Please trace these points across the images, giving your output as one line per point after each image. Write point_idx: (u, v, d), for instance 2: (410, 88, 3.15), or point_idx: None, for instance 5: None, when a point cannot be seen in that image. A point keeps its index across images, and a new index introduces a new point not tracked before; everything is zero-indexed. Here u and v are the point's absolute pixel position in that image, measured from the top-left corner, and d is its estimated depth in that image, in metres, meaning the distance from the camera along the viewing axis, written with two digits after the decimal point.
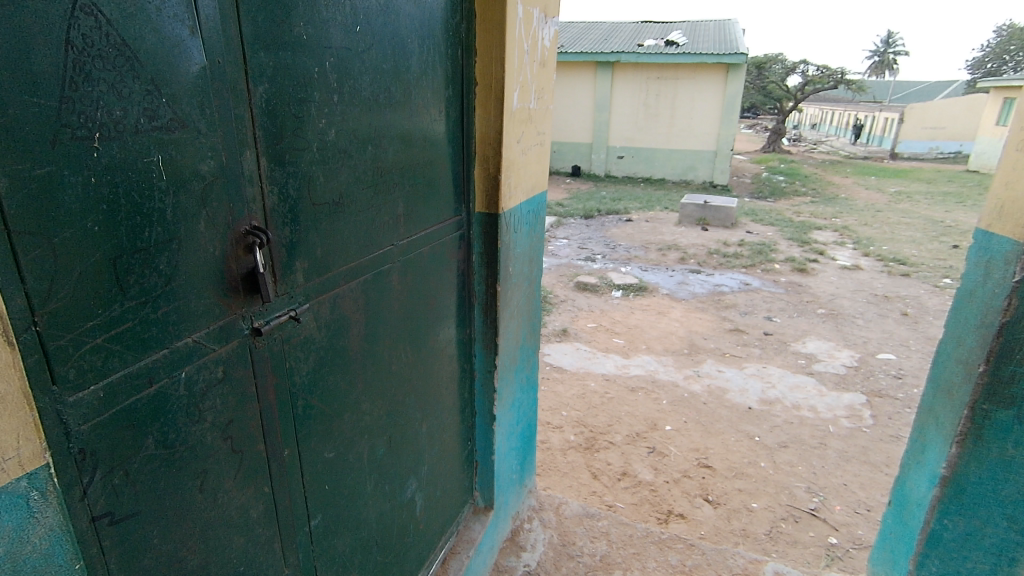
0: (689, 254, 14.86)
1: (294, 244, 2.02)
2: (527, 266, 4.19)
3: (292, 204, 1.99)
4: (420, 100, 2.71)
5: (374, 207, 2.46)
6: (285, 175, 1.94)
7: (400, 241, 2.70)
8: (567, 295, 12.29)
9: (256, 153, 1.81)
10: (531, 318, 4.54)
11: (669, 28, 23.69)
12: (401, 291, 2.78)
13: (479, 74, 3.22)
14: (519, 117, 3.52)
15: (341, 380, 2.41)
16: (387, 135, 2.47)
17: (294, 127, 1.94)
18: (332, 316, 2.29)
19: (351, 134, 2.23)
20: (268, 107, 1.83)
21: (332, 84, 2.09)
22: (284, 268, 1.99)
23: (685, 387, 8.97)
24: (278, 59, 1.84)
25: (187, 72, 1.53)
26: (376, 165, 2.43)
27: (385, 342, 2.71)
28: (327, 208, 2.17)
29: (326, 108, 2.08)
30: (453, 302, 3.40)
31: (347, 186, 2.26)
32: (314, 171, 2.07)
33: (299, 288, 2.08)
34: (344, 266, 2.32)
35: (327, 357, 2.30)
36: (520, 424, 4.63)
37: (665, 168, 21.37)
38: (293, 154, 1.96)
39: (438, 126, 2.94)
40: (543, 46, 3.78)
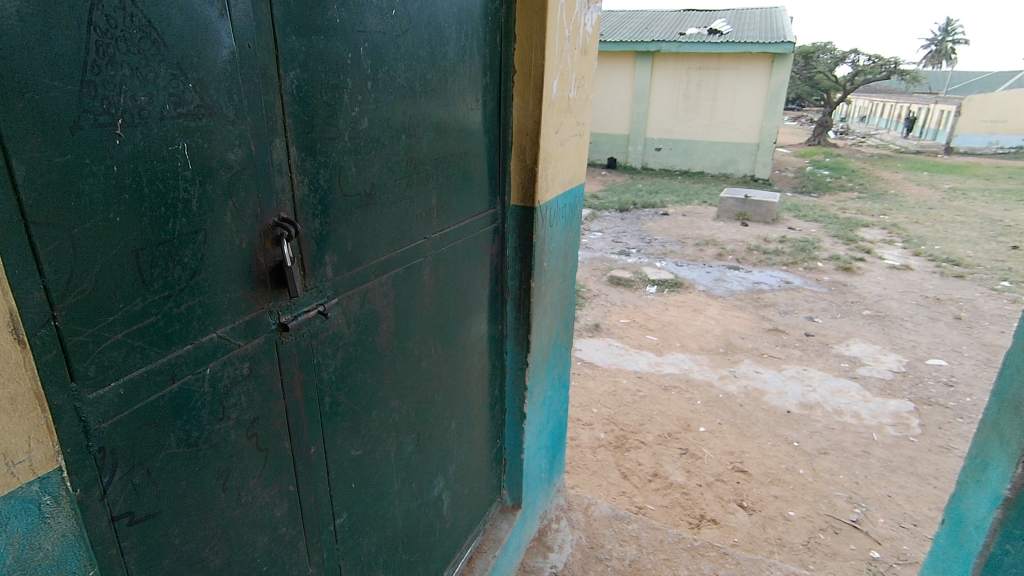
0: (727, 250, 14.43)
1: (324, 237, 1.96)
2: (562, 261, 4.06)
3: (323, 195, 1.92)
4: (456, 88, 2.61)
5: (407, 200, 2.38)
6: (316, 165, 1.87)
7: (433, 235, 2.62)
8: (601, 289, 12.10)
9: (287, 142, 1.74)
10: (565, 314, 4.41)
11: (713, 17, 22.97)
12: (433, 285, 2.71)
13: (518, 61, 3.10)
14: (559, 107, 3.39)
15: (370, 377, 2.35)
16: (422, 125, 2.38)
17: (326, 115, 1.87)
18: (361, 311, 2.23)
19: (384, 123, 2.15)
20: (300, 94, 1.76)
21: (367, 70, 2.01)
22: (314, 261, 1.93)
23: (721, 388, 8.70)
24: (311, 43, 1.76)
25: (216, 57, 1.46)
26: (410, 156, 2.34)
27: (416, 338, 2.64)
28: (359, 199, 2.09)
29: (360, 95, 1.99)
30: (486, 297, 3.32)
31: (380, 177, 2.18)
32: (347, 161, 2.00)
33: (329, 282, 2.02)
34: (374, 260, 2.25)
35: (356, 353, 2.24)
36: (551, 422, 4.53)
37: (704, 161, 20.79)
38: (325, 143, 1.89)
39: (475, 116, 2.84)
40: (585, 33, 3.63)
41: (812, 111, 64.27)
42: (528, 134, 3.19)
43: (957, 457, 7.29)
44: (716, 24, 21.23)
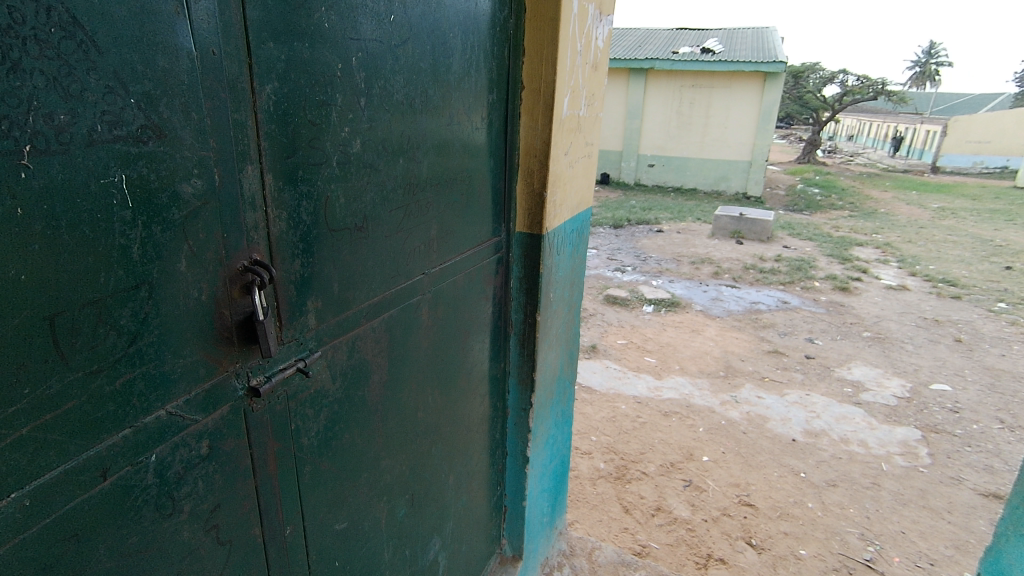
0: (723, 268, 14.20)
1: (306, 281, 1.65)
2: (568, 290, 3.77)
3: (305, 231, 1.61)
4: (461, 105, 2.32)
5: (404, 232, 2.08)
6: (297, 196, 1.56)
7: (432, 270, 2.32)
8: (597, 308, 11.79)
9: (261, 170, 1.44)
10: (570, 346, 4.11)
11: (705, 35, 23.03)
12: (430, 327, 2.40)
13: (527, 77, 2.83)
14: (568, 127, 3.11)
15: (358, 436, 2.04)
16: (423, 146, 2.09)
17: (311, 138, 1.57)
18: (349, 362, 1.92)
19: (379, 145, 1.85)
20: (280, 111, 1.46)
21: (361, 83, 1.71)
22: (292, 309, 1.62)
23: (723, 414, 8.39)
24: (294, 51, 1.46)
25: (170, 64, 1.16)
26: (410, 183, 2.05)
27: (411, 387, 2.33)
28: (349, 234, 1.79)
29: (352, 113, 1.69)
30: (487, 334, 3.02)
31: (374, 208, 1.88)
32: (336, 190, 1.69)
33: (310, 332, 1.70)
34: (366, 302, 1.94)
35: (341, 410, 1.92)
36: (554, 462, 4.20)
37: (697, 178, 20.67)
38: (310, 170, 1.58)
39: (480, 136, 2.56)
40: (597, 47, 3.37)
41: (800, 129, 65.05)
42: (538, 155, 2.90)
43: (969, 489, 7.00)
44: (709, 43, 21.27)
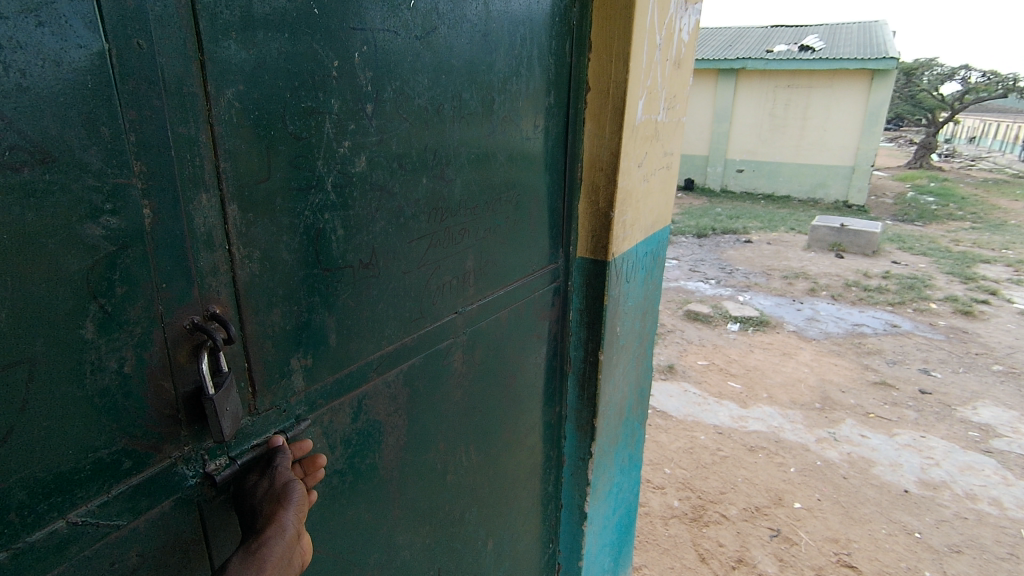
0: (822, 285, 11.87)
1: (288, 334, 1.31)
2: (639, 322, 3.27)
3: (288, 273, 1.27)
4: (509, 111, 1.92)
5: (429, 267, 1.71)
6: (275, 229, 1.22)
7: (468, 307, 1.94)
8: (674, 325, 9.88)
9: (223, 200, 1.10)
10: (641, 383, 3.57)
11: (805, 32, 21.04)
12: (465, 376, 2.01)
13: (593, 77, 2.38)
14: (643, 135, 2.63)
15: (365, 511, 1.68)
16: (457, 162, 1.70)
17: (296, 157, 1.22)
18: (355, 427, 1.56)
19: (395, 161, 1.48)
20: (251, 123, 1.12)
21: (367, 86, 1.35)
22: (271, 371, 1.28)
23: (817, 452, 6.70)
24: (264, 42, 1.12)
25: (58, 57, 0.83)
26: (437, 207, 1.67)
27: (438, 446, 1.95)
28: (351, 275, 1.43)
29: (354, 123, 1.33)
30: (540, 376, 2.59)
31: (387, 240, 1.52)
32: (333, 221, 1.34)
33: (296, 397, 1.36)
34: (376, 354, 1.58)
35: (342, 482, 1.57)
36: (618, 512, 3.70)
37: (790, 185, 17.84)
38: (292, 198, 1.24)
39: (537, 146, 2.14)
40: (680, 40, 2.85)
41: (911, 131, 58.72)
42: (606, 169, 2.45)
43: None
44: (807, 40, 19.27)
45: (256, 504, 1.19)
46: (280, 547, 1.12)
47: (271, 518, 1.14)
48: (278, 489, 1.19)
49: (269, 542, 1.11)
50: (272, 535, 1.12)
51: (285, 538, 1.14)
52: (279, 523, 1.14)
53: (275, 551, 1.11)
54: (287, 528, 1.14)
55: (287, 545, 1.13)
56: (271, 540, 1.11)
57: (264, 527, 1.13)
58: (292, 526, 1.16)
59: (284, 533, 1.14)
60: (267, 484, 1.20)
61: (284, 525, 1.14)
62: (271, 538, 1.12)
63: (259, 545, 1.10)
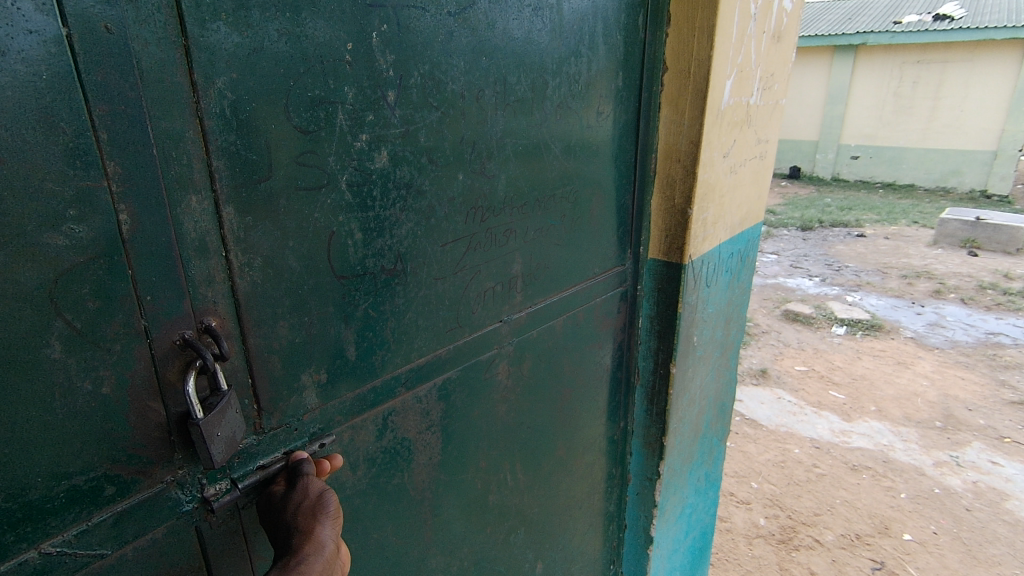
0: (949, 285, 9.66)
1: (298, 347, 1.17)
2: (721, 330, 2.77)
3: (297, 281, 1.13)
4: (566, 97, 1.68)
5: (466, 272, 1.52)
6: (280, 234, 1.09)
7: (515, 316, 1.72)
8: (771, 326, 8.25)
9: (216, 202, 0.99)
10: (721, 395, 3.08)
11: (942, 0, 18.34)
12: (511, 391, 1.78)
13: (672, 55, 2.04)
14: (731, 121, 2.23)
15: (392, 533, 1.50)
16: (501, 155, 1.50)
17: (305, 153, 1.08)
18: (380, 445, 1.40)
19: (423, 155, 1.31)
20: (250, 116, 0.99)
21: (388, 71, 1.19)
22: (279, 386, 1.16)
23: (935, 478, 5.03)
24: (260, 24, 0.98)
25: (5, 45, 0.74)
26: (477, 205, 1.48)
27: (479, 465, 1.74)
28: (372, 282, 1.28)
29: (373, 113, 1.18)
30: (603, 390, 2.32)
31: (415, 243, 1.35)
32: (350, 223, 1.19)
33: (310, 414, 1.23)
34: (403, 367, 1.42)
35: (367, 503, 1.41)
36: (692, 534, 3.38)
37: (915, 172, 15.56)
38: (300, 198, 1.10)
39: (603, 135, 1.89)
40: (782, 10, 2.46)
41: None
42: (683, 159, 2.10)
43: None
44: (943, 9, 16.81)
45: (287, 520, 1.08)
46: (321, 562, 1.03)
47: (308, 534, 1.05)
48: (314, 502, 1.09)
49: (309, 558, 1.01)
50: (310, 551, 1.02)
51: (326, 552, 1.05)
52: (317, 537, 1.05)
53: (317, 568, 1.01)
54: (327, 541, 1.05)
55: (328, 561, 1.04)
56: (309, 557, 1.02)
57: (301, 543, 1.04)
58: (332, 541, 1.07)
59: (324, 547, 1.05)
60: (299, 497, 1.10)
61: (323, 539, 1.05)
62: (310, 555, 1.02)
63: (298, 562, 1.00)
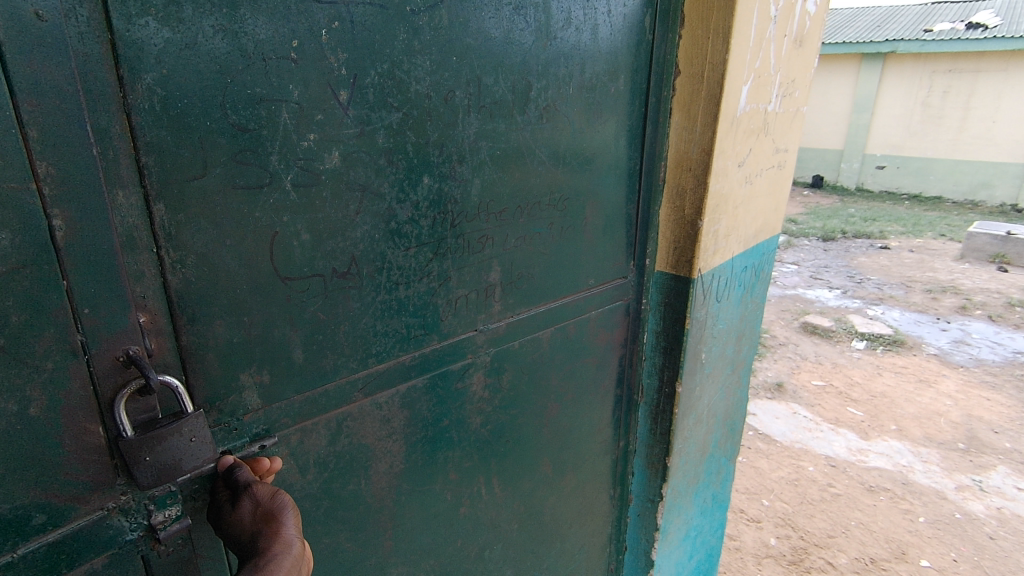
0: (976, 302, 9.25)
1: (236, 349, 1.03)
2: (732, 346, 2.61)
3: (231, 283, 1.00)
4: (558, 96, 1.45)
5: (433, 278, 1.30)
6: (216, 231, 0.97)
7: (493, 326, 1.46)
8: (788, 337, 7.93)
9: (148, 203, 0.89)
10: (731, 417, 2.95)
11: (977, 8, 17.80)
12: (489, 399, 1.52)
13: (686, 59, 1.84)
14: (746, 129, 2.08)
15: (348, 540, 1.28)
16: (475, 161, 1.30)
17: (240, 151, 0.93)
18: (334, 450, 1.20)
19: (382, 159, 1.13)
20: (183, 115, 0.89)
21: (342, 69, 1.04)
22: (215, 382, 1.02)
23: (956, 503, 4.68)
24: (193, 19, 0.87)
25: None
26: (446, 209, 1.27)
27: (449, 475, 1.48)
28: (320, 285, 1.10)
29: (322, 113, 0.98)
30: (602, 409, 2.04)
31: (372, 248, 1.16)
32: (294, 226, 1.01)
33: (251, 414, 1.08)
34: (361, 370, 1.22)
35: (316, 507, 1.21)
36: (696, 556, 3.24)
37: (944, 184, 15.08)
38: (235, 197, 0.96)
39: (604, 138, 1.64)
40: (805, 13, 2.33)
41: None
42: (694, 166, 1.89)
43: None
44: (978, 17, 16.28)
45: (245, 532, 0.97)
46: (291, 559, 0.92)
47: (271, 537, 0.93)
48: (270, 504, 0.98)
49: (276, 557, 0.90)
50: (277, 549, 0.92)
51: (295, 548, 0.93)
52: (281, 535, 0.93)
53: (286, 566, 0.90)
54: (293, 538, 0.94)
55: (298, 555, 0.93)
56: (278, 555, 0.91)
57: (263, 547, 0.92)
58: (298, 537, 0.96)
59: (291, 543, 0.93)
60: (250, 504, 0.98)
61: (288, 536, 0.94)
62: (278, 552, 0.91)
63: (263, 566, 0.89)
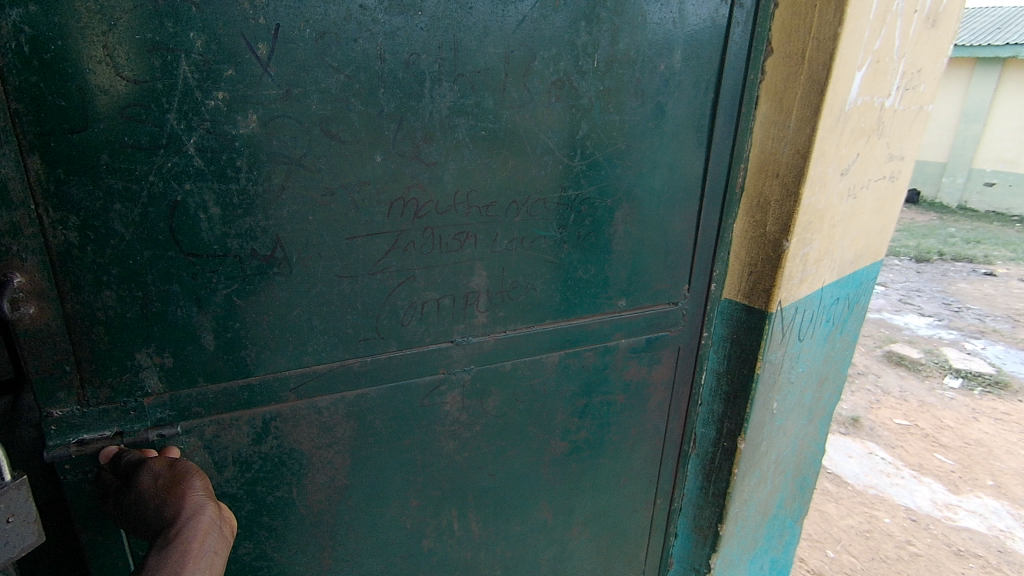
0: None
1: (133, 327, 0.81)
2: (813, 393, 2.15)
3: (126, 252, 0.77)
4: (575, 69, 0.97)
5: (390, 274, 0.95)
6: (101, 194, 0.73)
7: (477, 340, 1.09)
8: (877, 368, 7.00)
9: (17, 151, 0.68)
10: (805, 473, 2.47)
11: None
12: (468, 425, 1.16)
13: (781, 28, 1.17)
14: (858, 127, 1.54)
15: (274, 549, 1.06)
16: (450, 144, 0.91)
17: (130, 105, 0.71)
18: (259, 449, 0.98)
19: (304, 126, 0.80)
20: (59, 60, 0.67)
21: (260, 18, 0.74)
22: (105, 357, 0.81)
23: None
24: None
25: None
26: (407, 194, 0.91)
27: (414, 502, 1.17)
28: (236, 266, 0.84)
29: (233, 68, 0.74)
30: (652, 465, 1.49)
31: (303, 230, 0.86)
32: (201, 193, 0.78)
33: (154, 397, 0.86)
34: (295, 367, 0.95)
35: (237, 509, 1.00)
36: None
37: None
38: (126, 157, 0.73)
39: (670, 125, 1.12)
40: None
41: None
42: (789, 173, 1.23)
43: None
44: None
45: (142, 509, 0.81)
46: (209, 518, 0.80)
47: (179, 504, 0.80)
48: (172, 473, 0.83)
49: (189, 519, 0.78)
50: (188, 511, 0.79)
51: (209, 507, 0.81)
52: (191, 496, 0.81)
53: (201, 528, 0.78)
54: (205, 497, 0.82)
55: (215, 514, 0.81)
56: (190, 518, 0.78)
57: (169, 518, 0.79)
58: (209, 497, 0.83)
59: (204, 503, 0.81)
60: (148, 478, 0.82)
61: (199, 497, 0.82)
62: (188, 515, 0.79)
63: (177, 534, 0.76)
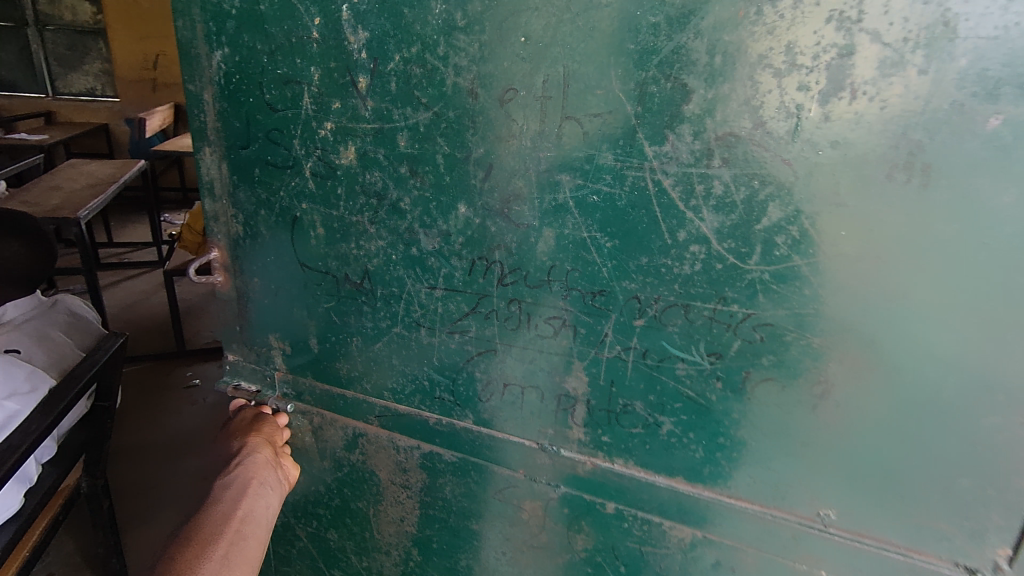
0: None
1: (269, 312, 0.96)
2: None
3: (266, 250, 0.91)
4: (766, 118, 0.61)
5: (470, 339, 0.82)
6: (257, 200, 0.88)
7: (569, 456, 0.84)
8: None
9: (216, 159, 0.88)
10: None
11: None
12: (552, 551, 0.92)
13: None
14: None
15: (353, 552, 1.10)
16: (548, 203, 0.71)
17: (274, 128, 0.82)
18: (346, 456, 1.02)
19: (390, 162, 0.76)
20: (239, 90, 0.82)
21: (361, 52, 0.73)
22: (252, 330, 0.99)
23: None
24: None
25: None
26: (491, 254, 0.76)
27: None
28: (333, 284, 0.88)
29: (340, 101, 0.76)
30: None
31: (388, 268, 0.83)
32: (313, 213, 0.84)
33: (281, 374, 1.00)
34: (378, 398, 0.94)
35: (329, 499, 1.08)
36: None
37: None
38: (270, 173, 0.85)
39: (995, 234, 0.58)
40: None
41: None
42: None
43: None
44: None
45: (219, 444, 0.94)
46: (264, 459, 0.90)
47: (244, 441, 0.91)
48: (252, 418, 0.98)
49: (245, 456, 0.88)
50: (246, 450, 0.90)
51: (265, 451, 0.91)
52: (253, 438, 0.92)
53: (258, 463, 0.89)
54: (263, 443, 0.92)
55: (269, 459, 0.91)
56: (245, 459, 0.88)
57: (234, 449, 0.90)
58: (269, 444, 0.94)
59: (262, 447, 0.92)
60: (239, 419, 0.99)
61: (260, 441, 0.92)
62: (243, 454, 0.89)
63: (240, 462, 0.87)
